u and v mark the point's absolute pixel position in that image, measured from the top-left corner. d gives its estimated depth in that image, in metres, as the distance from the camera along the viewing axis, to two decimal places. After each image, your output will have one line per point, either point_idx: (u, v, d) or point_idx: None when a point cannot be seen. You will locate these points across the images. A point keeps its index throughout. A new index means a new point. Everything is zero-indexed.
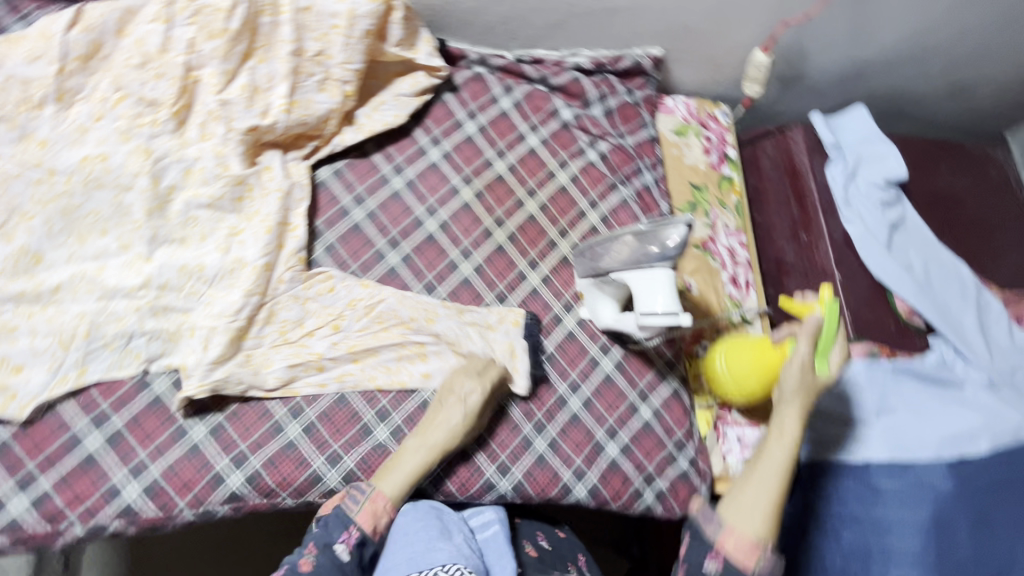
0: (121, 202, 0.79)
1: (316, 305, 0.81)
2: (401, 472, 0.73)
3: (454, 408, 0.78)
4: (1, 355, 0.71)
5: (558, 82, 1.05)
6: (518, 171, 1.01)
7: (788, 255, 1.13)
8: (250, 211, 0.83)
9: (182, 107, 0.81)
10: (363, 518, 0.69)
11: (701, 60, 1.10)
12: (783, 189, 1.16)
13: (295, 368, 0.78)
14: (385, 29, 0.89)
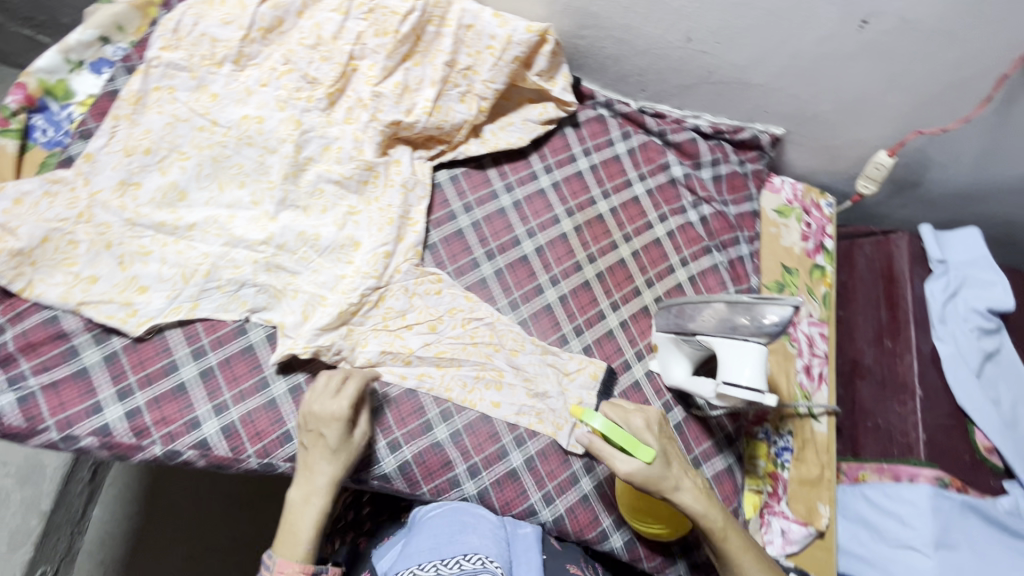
0: (263, 162, 0.85)
1: (422, 305, 0.87)
2: (299, 534, 0.68)
3: (319, 449, 0.71)
4: (132, 273, 0.77)
5: (675, 138, 1.08)
6: (618, 215, 1.03)
7: (867, 358, 1.09)
8: (371, 196, 0.89)
9: (336, 90, 0.88)
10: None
11: (820, 147, 1.10)
12: (874, 292, 1.13)
13: (383, 355, 0.83)
14: (533, 58, 0.94)
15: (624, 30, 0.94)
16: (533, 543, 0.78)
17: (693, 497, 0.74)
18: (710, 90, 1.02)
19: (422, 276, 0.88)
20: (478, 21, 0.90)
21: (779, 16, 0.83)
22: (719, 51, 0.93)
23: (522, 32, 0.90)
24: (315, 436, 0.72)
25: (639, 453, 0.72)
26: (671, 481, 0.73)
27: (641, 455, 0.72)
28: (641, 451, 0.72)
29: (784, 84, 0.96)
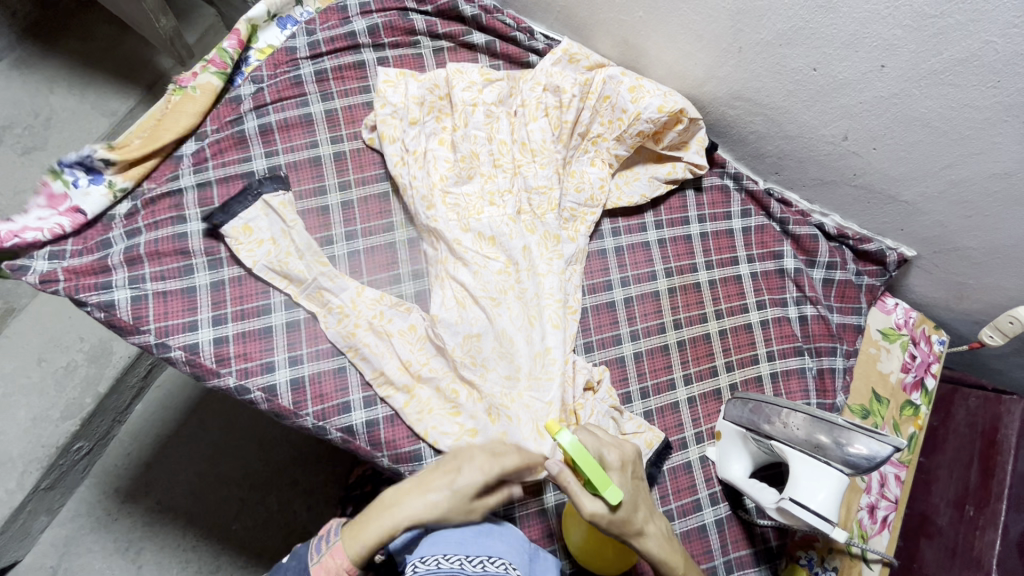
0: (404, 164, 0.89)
1: (499, 352, 0.84)
2: (367, 538, 0.65)
3: (441, 482, 0.69)
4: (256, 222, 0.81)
5: (797, 230, 1.04)
6: (716, 289, 0.99)
7: (940, 518, 1.01)
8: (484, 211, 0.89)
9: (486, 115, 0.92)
10: (318, 571, 0.65)
11: (949, 282, 1.02)
12: (968, 450, 1.03)
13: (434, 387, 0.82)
14: (665, 133, 0.96)
15: (778, 111, 0.91)
16: (553, 569, 0.75)
17: (657, 543, 0.70)
18: (849, 193, 0.98)
19: (504, 317, 0.85)
20: (613, 93, 0.94)
21: (952, 140, 0.79)
22: (872, 157, 0.89)
23: (653, 111, 0.92)
24: (448, 471, 0.70)
25: (606, 495, 0.63)
26: (637, 524, 0.68)
27: (608, 497, 0.63)
28: (609, 492, 0.63)
29: (933, 208, 0.90)
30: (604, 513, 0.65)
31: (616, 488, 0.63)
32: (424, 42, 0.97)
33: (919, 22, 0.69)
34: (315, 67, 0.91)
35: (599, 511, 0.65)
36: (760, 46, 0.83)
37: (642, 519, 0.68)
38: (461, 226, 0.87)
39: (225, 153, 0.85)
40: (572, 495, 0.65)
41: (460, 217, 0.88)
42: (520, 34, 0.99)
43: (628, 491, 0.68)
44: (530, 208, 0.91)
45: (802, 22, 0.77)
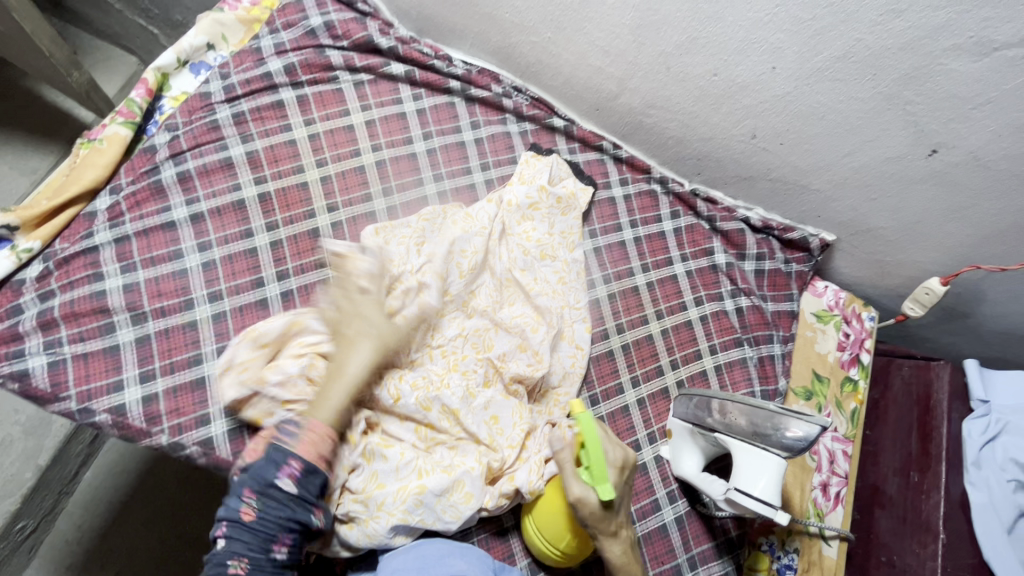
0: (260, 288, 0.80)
1: (401, 408, 0.80)
2: (337, 395, 0.70)
3: (372, 311, 0.75)
4: (181, 285, 0.81)
5: (724, 226, 1.08)
6: (654, 290, 1.03)
7: (889, 487, 1.05)
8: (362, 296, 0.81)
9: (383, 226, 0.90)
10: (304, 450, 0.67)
11: (868, 261, 1.08)
12: (907, 419, 1.09)
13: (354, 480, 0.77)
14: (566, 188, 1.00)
15: (690, 115, 0.95)
16: None
17: (621, 549, 0.74)
18: (766, 186, 1.04)
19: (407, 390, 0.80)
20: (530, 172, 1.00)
21: (846, 129, 0.85)
22: (780, 151, 0.94)
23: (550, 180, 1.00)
24: (353, 324, 0.74)
25: (599, 488, 0.72)
26: (613, 524, 0.74)
27: (600, 492, 0.72)
28: (603, 487, 0.72)
29: (842, 194, 0.96)
30: (593, 503, 0.73)
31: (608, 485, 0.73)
32: (343, 76, 0.98)
33: (797, 26, 0.74)
34: (232, 110, 0.90)
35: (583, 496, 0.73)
36: (662, 57, 0.87)
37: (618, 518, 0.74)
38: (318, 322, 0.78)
39: (142, 205, 0.83)
40: (564, 467, 0.75)
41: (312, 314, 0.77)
42: (439, 61, 1.02)
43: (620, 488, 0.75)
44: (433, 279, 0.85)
45: (696, 33, 0.81)
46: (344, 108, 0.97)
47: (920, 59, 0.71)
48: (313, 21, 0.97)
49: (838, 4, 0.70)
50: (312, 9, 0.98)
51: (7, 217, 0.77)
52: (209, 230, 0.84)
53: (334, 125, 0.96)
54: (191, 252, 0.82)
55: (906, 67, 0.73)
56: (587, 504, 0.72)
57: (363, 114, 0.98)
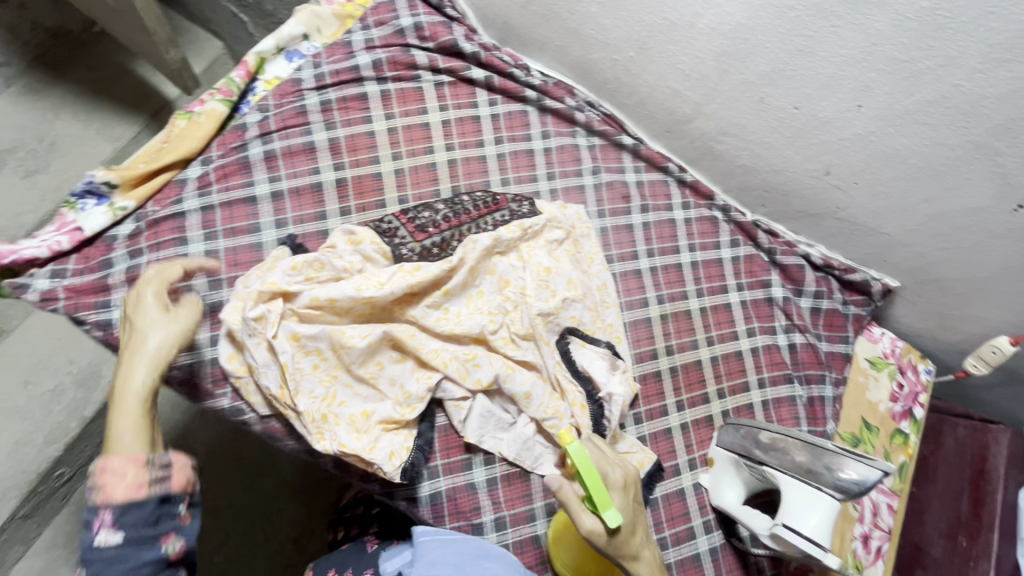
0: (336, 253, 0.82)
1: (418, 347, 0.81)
2: None
3: None
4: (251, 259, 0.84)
5: (783, 260, 1.07)
6: (707, 316, 1.02)
7: (934, 550, 1.01)
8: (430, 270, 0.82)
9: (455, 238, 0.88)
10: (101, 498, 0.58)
11: (932, 311, 1.06)
12: (957, 481, 1.05)
13: (323, 373, 0.77)
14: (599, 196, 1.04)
15: (763, 145, 0.95)
16: None
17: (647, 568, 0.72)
18: (833, 225, 1.02)
19: (432, 306, 0.83)
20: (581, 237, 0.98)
21: (929, 175, 0.84)
22: (853, 190, 0.93)
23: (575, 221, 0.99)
24: None
25: (606, 515, 0.68)
26: (632, 548, 0.71)
27: (607, 518, 0.68)
28: (609, 513, 0.68)
29: (913, 240, 0.95)
30: (603, 535, 0.68)
31: (615, 510, 0.69)
32: (425, 75, 1.02)
33: (891, 66, 0.74)
34: (320, 97, 0.94)
35: (594, 530, 0.68)
36: (744, 85, 0.87)
37: (637, 543, 0.71)
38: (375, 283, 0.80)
39: (229, 178, 0.87)
40: (569, 504, 0.68)
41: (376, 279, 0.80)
42: (517, 70, 1.05)
43: (628, 512, 0.71)
44: (513, 279, 0.88)
45: (782, 65, 0.81)
46: (423, 106, 1.00)
47: (1017, 112, 0.70)
48: (403, 21, 1.02)
49: (939, 48, 0.69)
50: (403, 10, 1.03)
51: (109, 175, 0.81)
52: (288, 209, 0.88)
53: (412, 122, 0.99)
54: (269, 228, 0.86)
55: (1001, 117, 0.72)
56: (597, 536, 0.68)
57: (440, 114, 1.01)
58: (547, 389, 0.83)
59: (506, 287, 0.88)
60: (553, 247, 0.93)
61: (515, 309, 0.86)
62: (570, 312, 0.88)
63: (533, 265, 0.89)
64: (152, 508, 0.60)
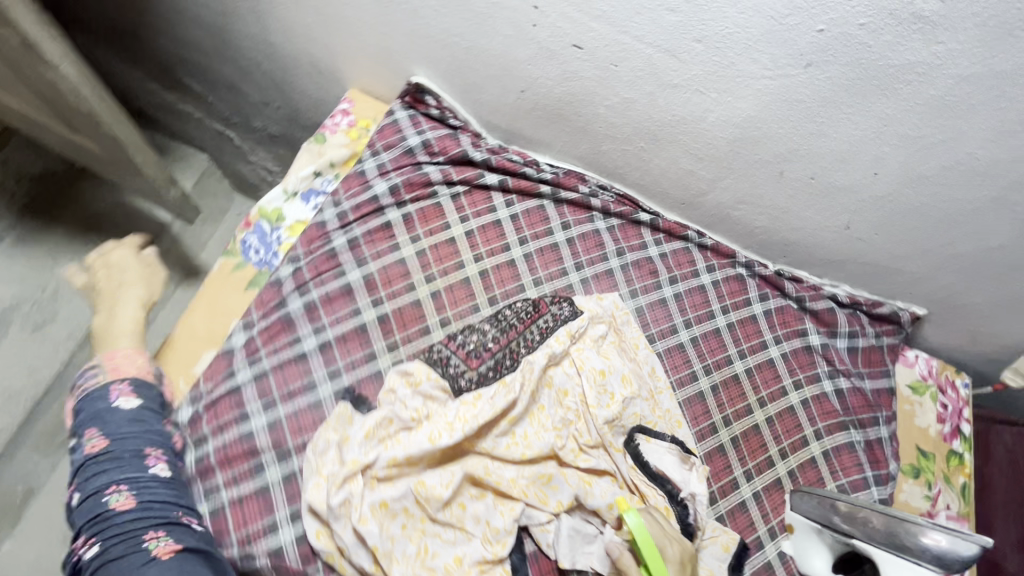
0: (401, 400, 0.83)
1: (495, 480, 0.81)
2: None
3: None
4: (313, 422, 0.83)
5: (814, 306, 1.10)
6: (754, 376, 1.04)
7: (1009, 564, 1.03)
8: (496, 400, 0.83)
9: (510, 356, 0.89)
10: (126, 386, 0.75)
11: (961, 331, 1.10)
12: (1016, 491, 1.08)
13: (411, 531, 0.77)
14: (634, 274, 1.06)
15: (782, 210, 0.98)
16: None
17: None
18: (857, 268, 1.05)
19: (501, 434, 0.84)
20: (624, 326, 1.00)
21: (951, 224, 0.87)
22: (874, 240, 0.96)
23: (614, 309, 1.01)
24: None
25: None
26: None
27: None
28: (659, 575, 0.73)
29: (938, 275, 0.99)
30: None
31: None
32: (441, 190, 1.03)
33: (905, 142, 0.77)
34: (347, 236, 0.95)
35: None
36: (759, 163, 0.90)
37: None
38: (447, 425, 0.80)
39: (275, 338, 0.87)
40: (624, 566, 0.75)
41: (449, 420, 0.81)
42: (529, 168, 1.06)
43: None
44: (572, 390, 0.89)
45: (796, 146, 0.84)
46: (444, 222, 1.01)
47: None
48: (411, 140, 1.03)
49: (949, 126, 0.73)
50: (408, 129, 1.04)
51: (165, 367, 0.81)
52: (338, 357, 0.88)
53: (438, 240, 1.00)
54: (324, 382, 0.86)
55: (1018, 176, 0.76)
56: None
57: (463, 226, 1.02)
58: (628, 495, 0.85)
59: (568, 398, 0.88)
60: (600, 343, 0.95)
61: (581, 418, 0.88)
62: (633, 409, 0.90)
63: (589, 370, 0.90)
64: (155, 394, 0.77)
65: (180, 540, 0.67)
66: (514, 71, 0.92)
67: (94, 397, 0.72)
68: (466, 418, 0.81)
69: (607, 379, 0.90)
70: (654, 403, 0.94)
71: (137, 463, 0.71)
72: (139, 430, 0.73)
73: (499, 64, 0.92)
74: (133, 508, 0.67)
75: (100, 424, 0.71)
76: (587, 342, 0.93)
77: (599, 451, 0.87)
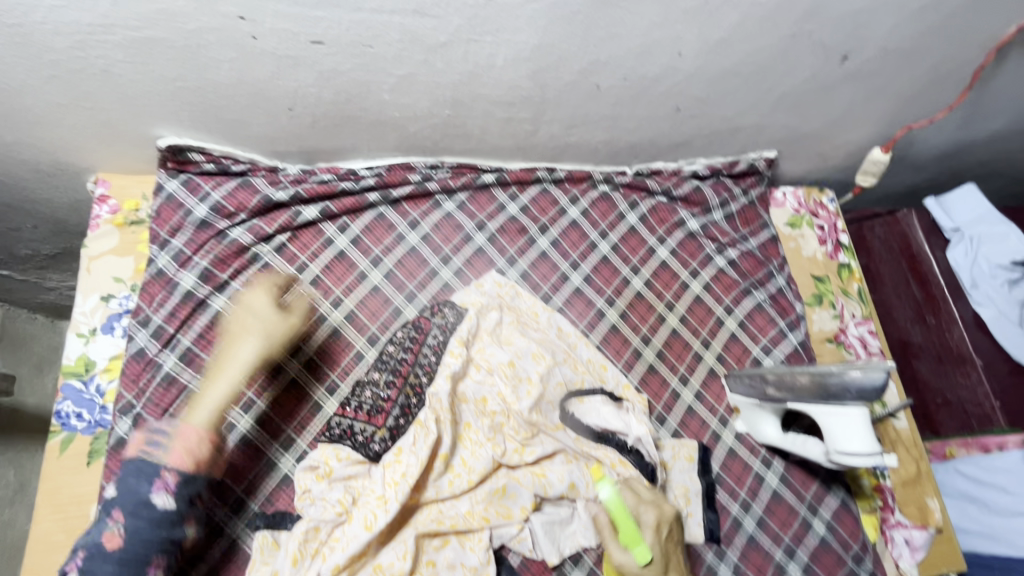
0: (320, 498, 0.74)
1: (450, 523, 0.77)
2: None
3: None
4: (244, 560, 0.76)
5: (680, 192, 1.09)
6: (654, 286, 1.04)
7: (915, 337, 1.14)
8: (416, 449, 0.76)
9: (413, 392, 0.81)
10: (177, 457, 0.65)
11: (811, 156, 1.13)
12: (901, 271, 1.18)
13: None
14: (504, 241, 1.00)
15: (613, 119, 0.93)
16: None
17: None
18: (704, 141, 1.04)
19: (438, 475, 0.78)
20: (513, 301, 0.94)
21: (766, 71, 0.86)
22: (707, 111, 0.94)
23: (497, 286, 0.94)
24: None
25: (636, 551, 0.74)
26: None
27: (637, 554, 0.73)
28: (638, 548, 0.74)
29: (773, 119, 0.99)
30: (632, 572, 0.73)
31: (644, 547, 0.74)
32: (261, 249, 0.89)
33: (693, 13, 0.72)
34: (176, 352, 0.81)
35: (626, 563, 0.74)
36: (569, 85, 0.83)
37: None
38: (378, 500, 0.73)
39: None
40: (604, 538, 0.76)
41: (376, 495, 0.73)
42: (345, 182, 0.93)
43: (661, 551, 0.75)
44: (489, 393, 0.85)
45: (596, 56, 0.77)
46: None
47: None
48: (198, 211, 0.87)
49: None
50: (188, 199, 0.87)
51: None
52: (232, 486, 0.78)
53: None
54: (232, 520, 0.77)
55: (805, 6, 0.75)
56: (630, 569, 0.74)
57: (306, 276, 0.90)
58: (581, 464, 0.85)
59: (487, 403, 0.84)
60: (498, 331, 0.89)
61: (509, 416, 0.83)
62: (554, 379, 0.87)
63: (496, 365, 0.85)
64: (197, 487, 0.66)
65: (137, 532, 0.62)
66: (267, 91, 0.76)
67: (138, 474, 0.63)
68: (394, 483, 0.74)
69: (516, 365, 0.86)
70: (574, 364, 0.91)
71: (137, 564, 0.61)
72: (140, 509, 0.62)
73: (244, 92, 0.76)
74: (117, 551, 0.61)
75: (126, 510, 0.62)
76: (483, 337, 0.88)
77: (541, 435, 0.84)
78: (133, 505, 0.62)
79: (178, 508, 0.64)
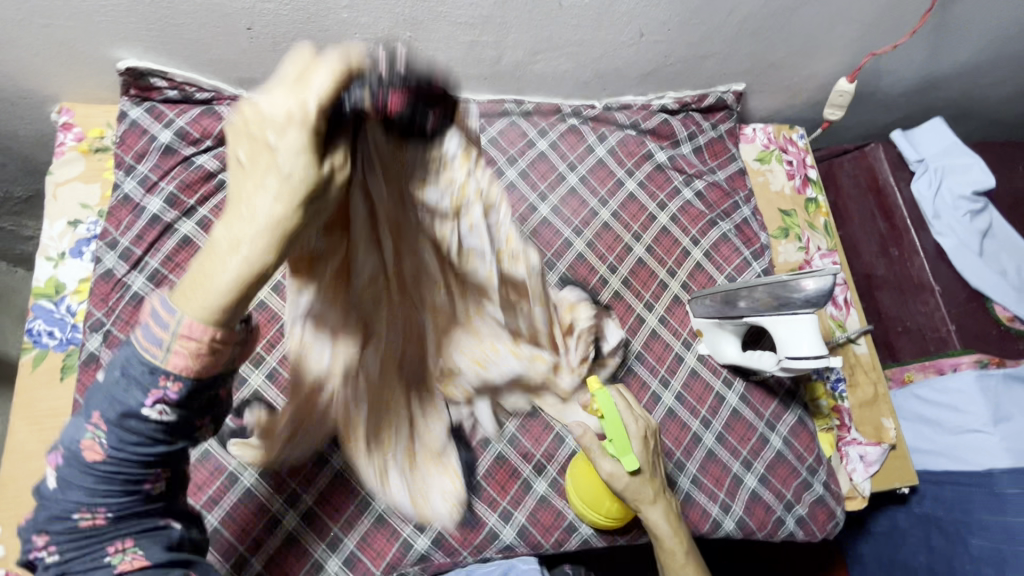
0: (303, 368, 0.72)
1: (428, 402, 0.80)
2: None
3: None
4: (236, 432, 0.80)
5: (649, 125, 1.09)
6: (622, 217, 1.05)
7: (879, 269, 1.18)
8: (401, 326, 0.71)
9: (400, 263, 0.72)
10: (179, 361, 0.41)
11: (779, 90, 1.14)
12: (867, 205, 1.21)
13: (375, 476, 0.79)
14: None
15: (578, 44, 0.93)
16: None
17: (660, 514, 0.78)
18: (671, 71, 1.04)
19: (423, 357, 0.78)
20: None
21: None
22: (672, 35, 0.94)
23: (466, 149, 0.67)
24: None
25: (626, 461, 0.75)
26: (649, 494, 0.77)
27: (626, 464, 0.75)
28: (627, 459, 0.75)
29: (739, 46, 1.00)
30: (621, 478, 0.76)
31: (633, 457, 0.75)
32: (227, 176, 0.89)
33: None
34: (145, 274, 0.82)
35: (612, 470, 0.77)
36: (530, 4, 0.83)
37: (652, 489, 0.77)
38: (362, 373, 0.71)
39: None
40: (591, 446, 0.78)
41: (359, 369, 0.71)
42: None
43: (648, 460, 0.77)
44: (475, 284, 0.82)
45: None
46: None
47: None
48: (162, 137, 0.87)
49: None
50: (153, 126, 0.87)
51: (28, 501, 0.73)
52: None
53: None
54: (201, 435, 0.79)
55: None
56: (619, 476, 0.76)
57: None
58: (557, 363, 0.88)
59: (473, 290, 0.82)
60: None
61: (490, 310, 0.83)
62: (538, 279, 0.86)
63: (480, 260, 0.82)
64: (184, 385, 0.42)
65: (152, 557, 0.47)
66: (225, 7, 0.76)
67: (123, 364, 0.42)
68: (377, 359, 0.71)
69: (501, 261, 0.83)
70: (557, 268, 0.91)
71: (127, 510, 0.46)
72: (118, 410, 0.42)
73: (202, 7, 0.76)
74: (98, 506, 0.45)
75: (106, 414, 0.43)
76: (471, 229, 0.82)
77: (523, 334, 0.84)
78: (114, 411, 0.42)
79: (176, 425, 0.44)
